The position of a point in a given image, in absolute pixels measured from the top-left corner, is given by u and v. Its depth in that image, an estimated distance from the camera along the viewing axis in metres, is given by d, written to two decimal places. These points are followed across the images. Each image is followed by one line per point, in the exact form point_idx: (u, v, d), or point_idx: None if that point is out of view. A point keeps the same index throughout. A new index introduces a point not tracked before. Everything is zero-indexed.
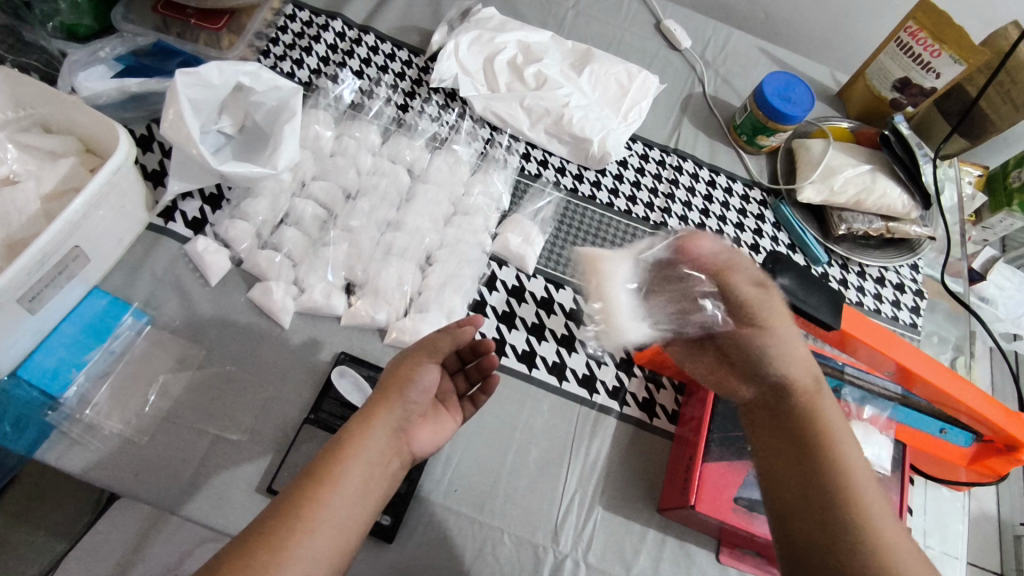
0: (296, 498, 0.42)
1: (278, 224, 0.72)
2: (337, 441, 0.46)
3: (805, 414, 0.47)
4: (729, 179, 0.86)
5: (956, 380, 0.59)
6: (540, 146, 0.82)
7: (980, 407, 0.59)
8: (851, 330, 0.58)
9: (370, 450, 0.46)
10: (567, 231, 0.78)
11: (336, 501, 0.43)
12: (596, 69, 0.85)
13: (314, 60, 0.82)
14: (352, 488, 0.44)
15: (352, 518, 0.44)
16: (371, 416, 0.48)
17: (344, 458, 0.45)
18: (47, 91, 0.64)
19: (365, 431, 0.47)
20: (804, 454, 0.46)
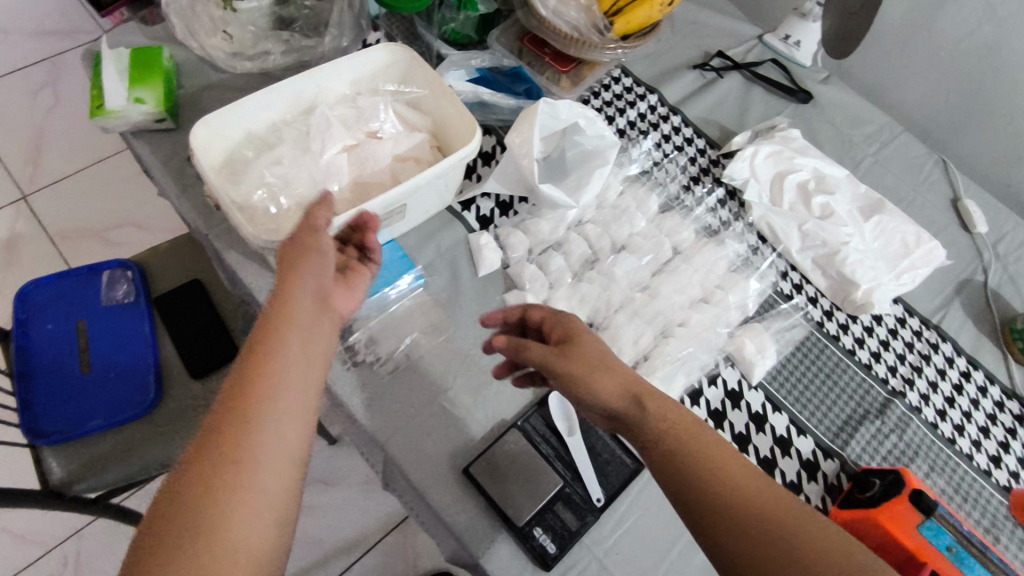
0: (252, 417, 0.44)
1: (548, 247, 0.79)
2: (245, 362, 0.47)
3: (726, 494, 0.48)
4: (988, 380, 0.80)
5: None
6: (801, 270, 0.83)
7: None
8: None
9: (292, 354, 0.48)
10: (800, 360, 0.77)
11: (292, 430, 0.45)
12: (883, 221, 0.84)
13: (623, 121, 0.91)
14: (297, 420, 0.46)
15: (294, 442, 0.45)
16: (276, 318, 0.49)
17: (267, 374, 0.46)
18: (431, 78, 0.77)
19: (284, 329, 0.49)
20: (752, 543, 0.46)
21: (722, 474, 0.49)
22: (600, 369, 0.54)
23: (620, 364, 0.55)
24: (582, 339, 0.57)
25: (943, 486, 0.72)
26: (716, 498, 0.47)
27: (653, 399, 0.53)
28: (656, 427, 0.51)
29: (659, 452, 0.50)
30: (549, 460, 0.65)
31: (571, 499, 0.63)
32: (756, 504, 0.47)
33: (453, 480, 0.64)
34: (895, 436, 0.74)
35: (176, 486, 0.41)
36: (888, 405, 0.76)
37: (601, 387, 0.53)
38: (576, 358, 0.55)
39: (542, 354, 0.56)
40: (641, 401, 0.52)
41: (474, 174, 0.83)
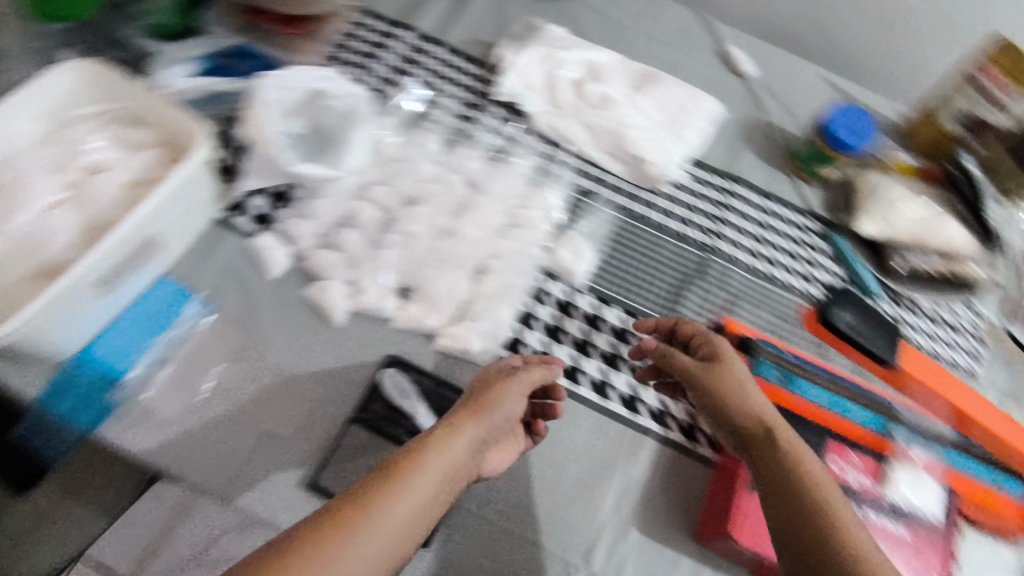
0: (383, 489, 0.46)
1: (338, 225, 0.73)
2: (417, 446, 0.50)
3: (799, 471, 0.53)
4: (784, 208, 0.85)
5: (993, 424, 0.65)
6: (600, 165, 0.81)
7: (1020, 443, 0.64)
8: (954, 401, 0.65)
9: (422, 480, 0.48)
10: (618, 250, 0.77)
11: (427, 503, 0.48)
12: (657, 91, 0.85)
13: (382, 68, 0.84)
14: (428, 497, 0.48)
15: (417, 521, 0.47)
16: (460, 424, 0.53)
17: (428, 464, 0.49)
18: (134, 86, 0.67)
19: (457, 436, 0.52)
20: (802, 507, 0.51)
21: (785, 451, 0.54)
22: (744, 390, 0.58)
23: (762, 397, 0.59)
24: (731, 365, 0.60)
25: (770, 319, 0.76)
26: (773, 477, 0.53)
27: (751, 402, 0.57)
28: (793, 450, 0.54)
29: (746, 430, 0.57)
30: (398, 439, 0.64)
31: None
32: (809, 473, 0.53)
33: (304, 499, 0.60)
34: (719, 290, 0.77)
35: (293, 535, 0.43)
36: (705, 263, 0.79)
37: (714, 383, 0.59)
38: (722, 373, 0.59)
39: (686, 363, 0.61)
40: (739, 392, 0.58)
41: (227, 164, 0.73)
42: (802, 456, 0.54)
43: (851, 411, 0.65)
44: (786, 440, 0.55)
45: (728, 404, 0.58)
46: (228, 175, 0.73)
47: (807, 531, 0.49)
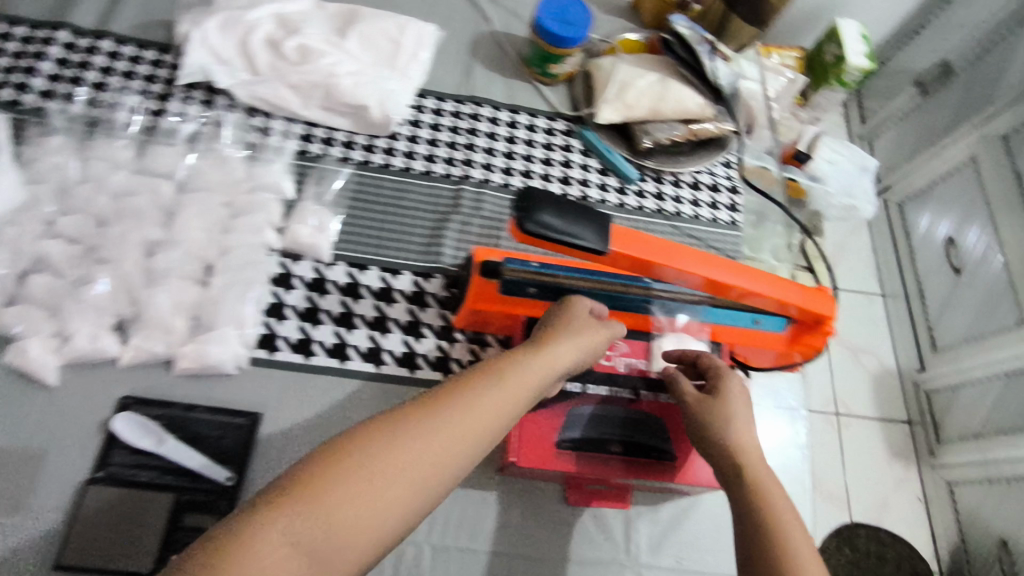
0: (411, 417, 0.41)
1: (23, 274, 0.63)
2: (475, 374, 0.46)
3: (758, 490, 0.50)
4: (531, 116, 0.82)
5: (756, 282, 0.60)
6: (321, 124, 0.75)
7: (783, 295, 0.61)
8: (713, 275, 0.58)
9: (450, 423, 0.41)
10: (363, 207, 0.72)
11: (467, 437, 0.41)
12: (363, 30, 0.78)
13: (42, 81, 0.73)
14: (468, 437, 0.41)
15: (447, 458, 0.40)
16: (520, 359, 0.48)
17: (477, 392, 0.44)
18: None
19: (505, 373, 0.46)
20: (751, 526, 0.48)
21: (756, 480, 0.50)
22: (736, 412, 0.55)
23: (751, 417, 0.56)
24: (725, 391, 0.57)
25: None
26: (740, 509, 0.50)
27: (734, 426, 0.54)
28: (754, 466, 0.52)
29: (723, 464, 0.53)
30: (152, 483, 0.58)
31: (195, 501, 0.58)
32: (766, 494, 0.49)
33: None
34: (478, 219, 0.75)
35: (266, 495, 0.36)
36: (460, 195, 0.76)
37: (701, 411, 0.56)
38: (715, 400, 0.56)
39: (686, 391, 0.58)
40: (726, 417, 0.55)
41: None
42: (767, 485, 0.50)
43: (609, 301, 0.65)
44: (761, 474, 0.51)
45: (712, 431, 0.54)
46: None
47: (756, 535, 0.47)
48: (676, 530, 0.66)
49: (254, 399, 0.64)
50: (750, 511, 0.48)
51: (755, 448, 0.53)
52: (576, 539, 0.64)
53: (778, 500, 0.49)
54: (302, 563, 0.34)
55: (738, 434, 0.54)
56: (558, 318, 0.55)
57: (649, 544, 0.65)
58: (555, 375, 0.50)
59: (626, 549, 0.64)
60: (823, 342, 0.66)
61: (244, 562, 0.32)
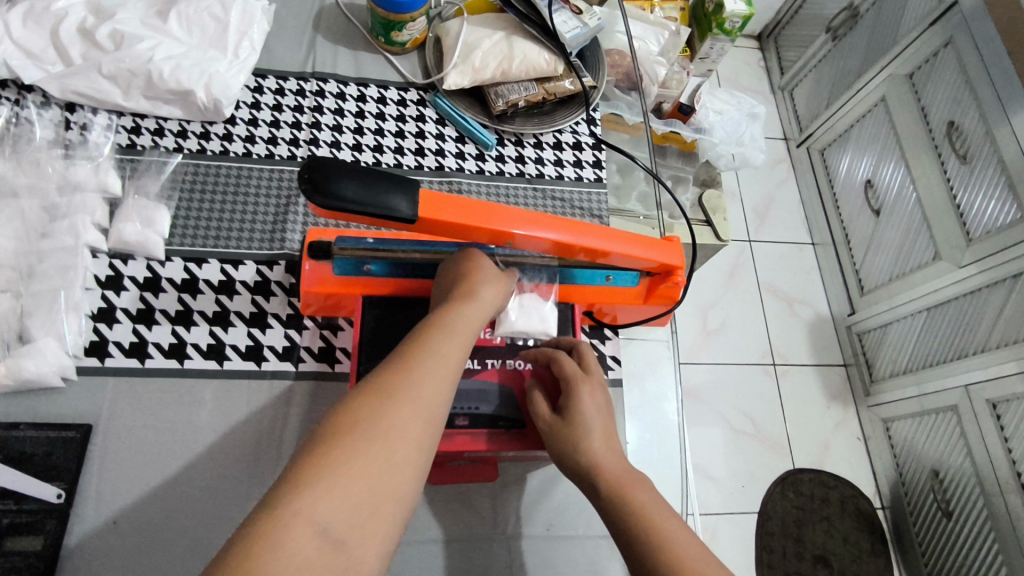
0: (390, 378, 0.42)
1: None
2: (425, 333, 0.48)
3: (628, 506, 0.48)
4: (380, 89, 0.79)
5: (603, 235, 0.59)
6: (149, 114, 0.72)
7: (628, 250, 0.60)
8: (555, 237, 0.56)
9: (411, 394, 0.42)
10: (199, 197, 0.69)
11: (444, 386, 0.44)
12: (183, 9, 0.73)
13: None
14: (446, 386, 0.44)
15: (436, 406, 0.42)
16: (461, 312, 0.51)
17: (438, 347, 0.46)
18: None
19: (456, 329, 0.49)
20: (629, 542, 0.46)
21: (622, 499, 0.48)
22: (587, 430, 0.52)
23: (606, 437, 0.52)
24: (573, 408, 0.53)
25: None
26: (614, 527, 0.48)
27: (586, 449, 0.51)
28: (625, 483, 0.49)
29: (587, 488, 0.51)
30: None
31: (18, 524, 0.53)
32: (636, 508, 0.47)
33: None
34: None
35: (261, 506, 0.34)
36: None
37: (554, 437, 0.53)
38: (564, 427, 0.53)
39: (541, 412, 0.55)
40: (576, 440, 0.52)
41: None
42: (636, 499, 0.48)
43: None
44: (629, 487, 0.49)
45: (566, 460, 0.52)
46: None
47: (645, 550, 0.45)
48: (547, 496, 0.65)
49: (83, 411, 0.59)
50: (625, 526, 0.47)
51: (613, 462, 0.51)
52: (443, 518, 0.62)
53: (654, 503, 0.48)
54: (348, 524, 0.35)
55: (593, 452, 0.51)
56: (462, 275, 0.56)
57: (518, 513, 0.64)
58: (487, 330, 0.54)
59: (494, 521, 0.63)
60: (678, 292, 0.64)
61: (273, 562, 0.31)
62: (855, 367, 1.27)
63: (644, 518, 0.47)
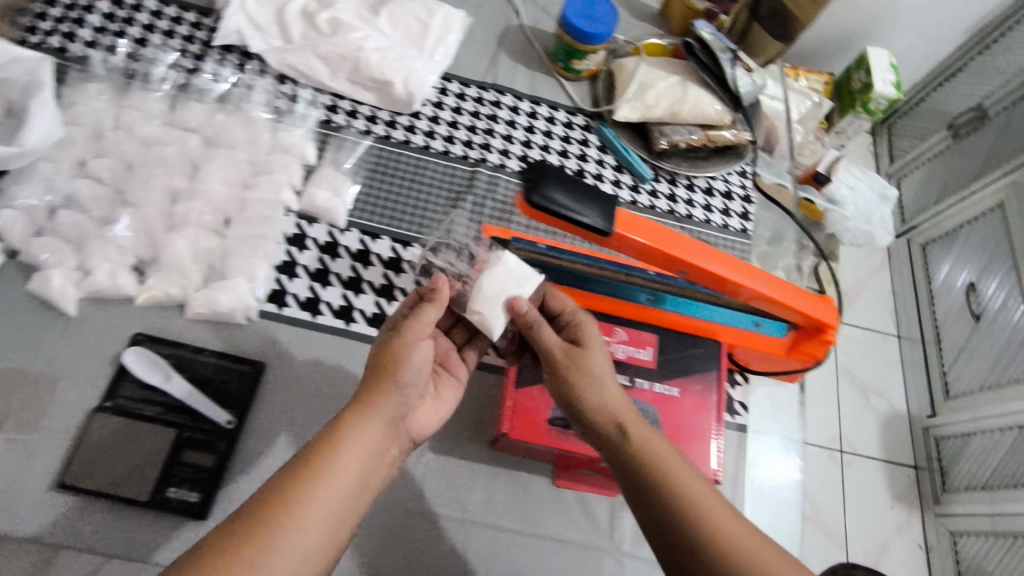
0: (301, 476, 0.42)
1: (54, 208, 0.67)
2: (294, 471, 0.42)
3: (640, 448, 0.49)
4: (551, 109, 0.84)
5: (770, 280, 0.61)
6: (346, 96, 0.78)
7: (792, 300, 0.61)
8: (728, 275, 0.59)
9: (319, 489, 0.42)
10: (381, 179, 0.75)
11: (353, 475, 0.44)
12: (394, 9, 0.80)
13: (88, 32, 0.76)
14: (318, 537, 0.41)
15: (308, 567, 0.40)
16: (340, 431, 0.45)
17: (296, 502, 0.41)
18: None
19: (325, 459, 0.43)
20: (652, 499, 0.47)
21: (636, 438, 0.49)
22: (599, 376, 0.52)
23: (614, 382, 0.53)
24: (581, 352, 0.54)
25: None
26: (631, 472, 0.48)
27: (596, 393, 0.51)
28: (644, 437, 0.49)
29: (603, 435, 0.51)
30: (154, 418, 0.59)
31: (195, 440, 0.59)
32: (643, 446, 0.49)
33: (54, 501, 0.56)
34: (490, 200, 0.76)
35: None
36: (474, 177, 0.77)
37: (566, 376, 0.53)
38: (573, 361, 0.53)
39: (552, 345, 0.54)
40: (591, 375, 0.52)
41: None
42: (642, 439, 0.49)
43: (612, 288, 0.66)
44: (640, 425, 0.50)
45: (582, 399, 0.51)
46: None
47: (662, 500, 0.46)
48: None
49: (258, 350, 0.65)
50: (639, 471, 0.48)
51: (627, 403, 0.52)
52: (567, 524, 0.63)
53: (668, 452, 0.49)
54: None
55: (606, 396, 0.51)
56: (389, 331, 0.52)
57: (634, 533, 0.64)
58: (395, 416, 0.48)
59: (610, 533, 0.63)
60: (824, 352, 0.65)
61: None
62: (925, 473, 0.95)
63: (659, 469, 0.47)
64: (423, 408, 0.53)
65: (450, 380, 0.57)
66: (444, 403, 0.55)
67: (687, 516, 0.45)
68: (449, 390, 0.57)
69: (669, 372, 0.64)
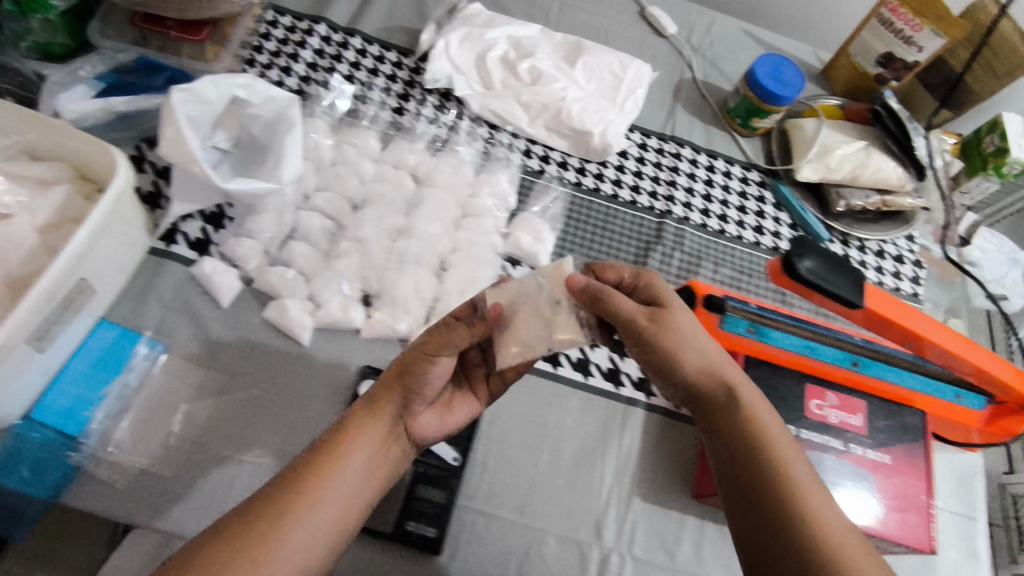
0: (302, 475, 0.46)
1: (285, 240, 0.70)
2: (317, 456, 0.47)
3: (747, 418, 0.48)
4: (727, 163, 0.86)
5: (991, 358, 0.63)
6: (541, 141, 0.80)
7: (1013, 381, 0.63)
8: (957, 350, 0.61)
9: (329, 485, 0.46)
10: (576, 226, 0.77)
11: (354, 473, 0.48)
12: (589, 61, 0.83)
13: (301, 67, 0.79)
14: (332, 516, 0.45)
15: (315, 552, 0.44)
16: (350, 429, 0.49)
17: (312, 480, 0.46)
18: (30, 117, 0.60)
19: (344, 446, 0.48)
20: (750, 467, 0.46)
21: (742, 409, 0.48)
22: (695, 339, 0.50)
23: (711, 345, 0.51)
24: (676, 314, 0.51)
25: (729, 275, 0.79)
26: (728, 441, 0.48)
27: (697, 358, 0.50)
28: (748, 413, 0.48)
29: (699, 393, 0.50)
30: None
31: (429, 474, 0.63)
32: (750, 409, 0.48)
33: None
34: (678, 252, 0.79)
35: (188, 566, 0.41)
36: (661, 228, 0.80)
37: (659, 334, 0.50)
38: (661, 328, 0.50)
39: (631, 311, 0.50)
40: (676, 343, 0.50)
41: (146, 161, 0.70)
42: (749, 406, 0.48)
43: (821, 351, 0.68)
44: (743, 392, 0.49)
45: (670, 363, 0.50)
46: (141, 146, 0.71)
47: (760, 478, 0.45)
48: None
49: None
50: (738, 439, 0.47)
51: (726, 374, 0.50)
52: None
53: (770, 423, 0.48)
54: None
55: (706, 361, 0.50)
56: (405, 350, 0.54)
57: None
58: (398, 416, 0.52)
59: None
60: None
61: None
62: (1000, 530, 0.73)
63: (766, 447, 0.46)
64: (430, 410, 0.55)
65: (468, 394, 0.59)
66: (459, 413, 0.57)
67: (791, 497, 0.44)
68: (463, 402, 0.58)
69: (882, 439, 0.66)
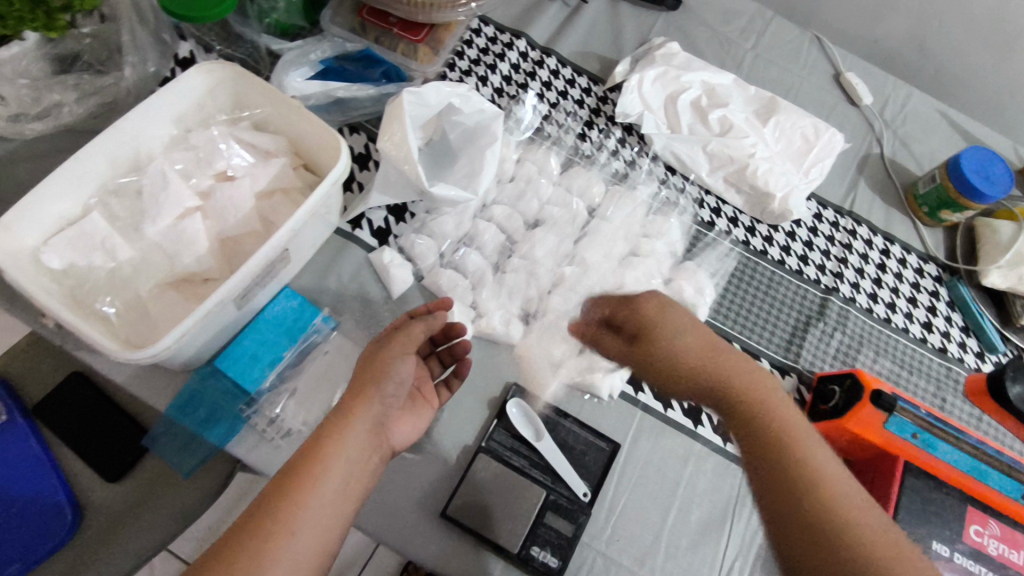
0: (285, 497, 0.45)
1: (460, 244, 0.72)
2: (292, 475, 0.46)
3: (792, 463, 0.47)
4: (903, 251, 0.82)
5: None
6: (716, 193, 0.80)
7: None
8: None
9: (311, 505, 0.45)
10: (738, 285, 0.76)
11: (336, 489, 0.47)
12: (782, 121, 0.81)
13: (497, 78, 0.82)
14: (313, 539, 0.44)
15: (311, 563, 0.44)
16: (327, 439, 0.48)
17: (292, 503, 0.45)
18: (267, 90, 0.65)
19: (318, 459, 0.47)
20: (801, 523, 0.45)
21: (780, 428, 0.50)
22: (682, 331, 0.56)
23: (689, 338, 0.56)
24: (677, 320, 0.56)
25: (889, 368, 0.74)
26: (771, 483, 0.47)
27: (679, 346, 0.55)
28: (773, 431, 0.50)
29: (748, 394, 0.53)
30: (520, 469, 0.62)
31: (559, 504, 0.62)
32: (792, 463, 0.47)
33: (436, 526, 0.60)
34: (838, 334, 0.75)
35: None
36: (825, 304, 0.77)
37: (658, 333, 0.56)
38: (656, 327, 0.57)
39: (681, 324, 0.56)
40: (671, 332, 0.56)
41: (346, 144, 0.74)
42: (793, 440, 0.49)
43: (990, 477, 0.63)
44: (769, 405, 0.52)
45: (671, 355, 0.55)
46: (342, 130, 0.75)
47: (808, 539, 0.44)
48: None
49: (616, 430, 0.67)
50: (758, 432, 0.50)
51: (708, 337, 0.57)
52: None
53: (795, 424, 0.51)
54: None
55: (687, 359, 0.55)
56: (361, 365, 0.54)
57: None
58: (376, 419, 0.51)
59: None
60: None
61: None
62: None
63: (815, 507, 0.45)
64: (404, 420, 0.56)
65: (424, 403, 0.60)
66: (426, 411, 0.60)
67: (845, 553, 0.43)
68: (422, 409, 0.59)
69: None
